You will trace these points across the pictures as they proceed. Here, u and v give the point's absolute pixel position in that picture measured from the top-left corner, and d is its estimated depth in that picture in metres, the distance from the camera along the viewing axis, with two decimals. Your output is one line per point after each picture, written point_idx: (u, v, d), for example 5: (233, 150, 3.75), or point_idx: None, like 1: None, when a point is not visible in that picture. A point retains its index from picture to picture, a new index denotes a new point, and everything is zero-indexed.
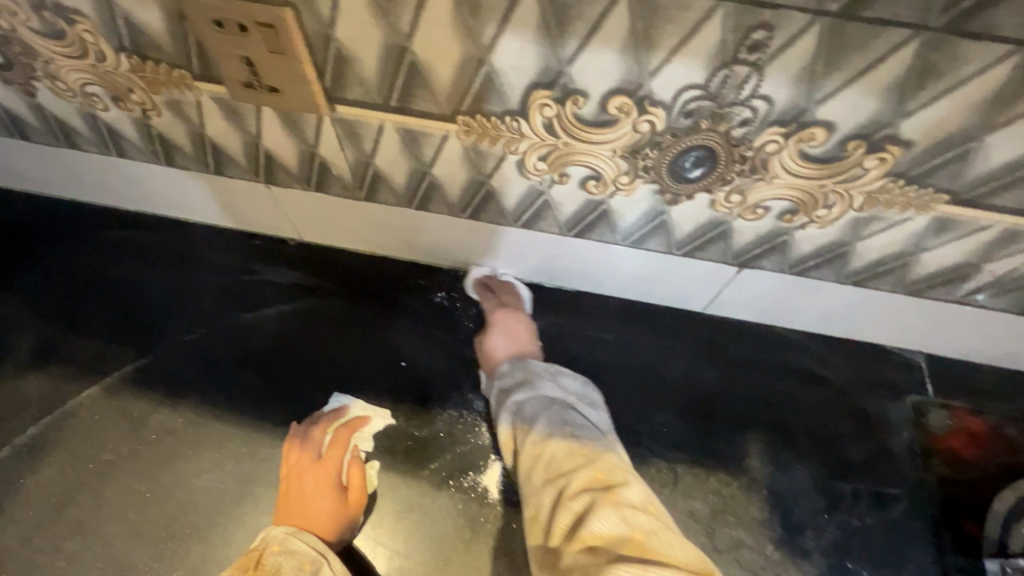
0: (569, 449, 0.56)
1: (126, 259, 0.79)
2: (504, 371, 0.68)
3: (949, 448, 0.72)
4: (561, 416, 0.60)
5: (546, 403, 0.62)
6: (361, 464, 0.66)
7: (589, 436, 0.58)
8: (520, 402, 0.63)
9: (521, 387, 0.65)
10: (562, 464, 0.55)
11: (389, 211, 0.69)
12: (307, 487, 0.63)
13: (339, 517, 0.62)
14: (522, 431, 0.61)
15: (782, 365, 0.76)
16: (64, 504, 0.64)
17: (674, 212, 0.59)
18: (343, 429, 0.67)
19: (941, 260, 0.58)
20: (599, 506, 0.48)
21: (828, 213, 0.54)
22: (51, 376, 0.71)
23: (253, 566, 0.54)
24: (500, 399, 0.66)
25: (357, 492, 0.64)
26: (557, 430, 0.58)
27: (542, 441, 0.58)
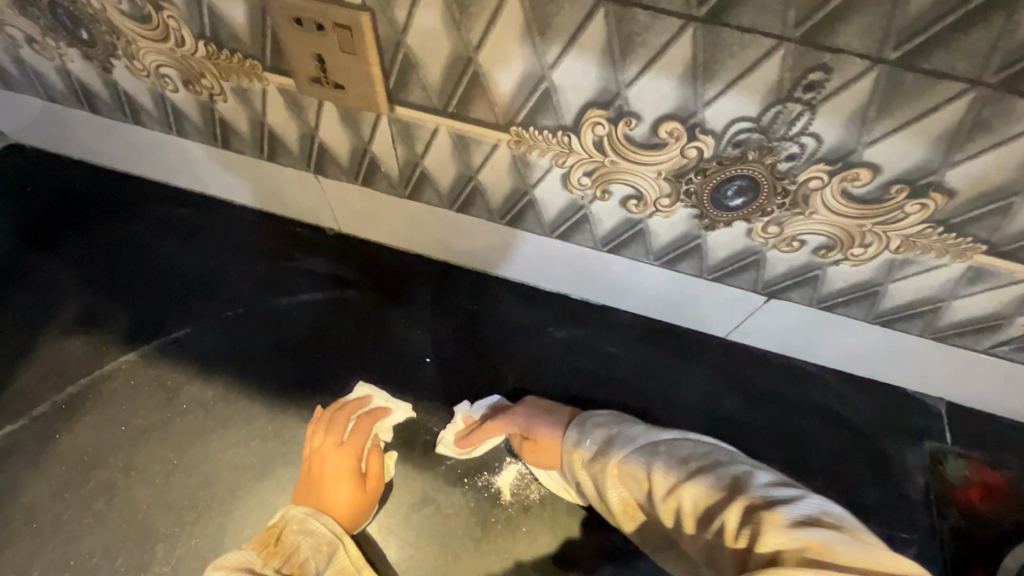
0: (702, 482, 0.51)
1: (173, 235, 0.82)
2: (577, 440, 0.63)
3: (965, 497, 0.71)
4: (672, 458, 0.56)
5: (646, 447, 0.58)
6: (380, 453, 0.68)
7: (709, 461, 0.54)
8: (622, 459, 0.58)
9: (613, 446, 0.60)
10: (705, 499, 0.50)
11: (430, 211, 0.71)
12: (328, 470, 0.64)
13: (356, 503, 0.64)
14: (641, 485, 0.56)
15: (800, 398, 0.77)
16: (96, 463, 0.66)
17: (709, 237, 0.60)
18: (367, 415, 0.69)
19: (972, 308, 0.58)
20: (764, 527, 0.43)
21: (864, 252, 0.55)
22: (94, 340, 0.74)
23: (273, 542, 0.58)
24: (595, 470, 0.60)
25: (375, 480, 0.66)
26: (679, 471, 0.54)
27: (670, 487, 0.53)
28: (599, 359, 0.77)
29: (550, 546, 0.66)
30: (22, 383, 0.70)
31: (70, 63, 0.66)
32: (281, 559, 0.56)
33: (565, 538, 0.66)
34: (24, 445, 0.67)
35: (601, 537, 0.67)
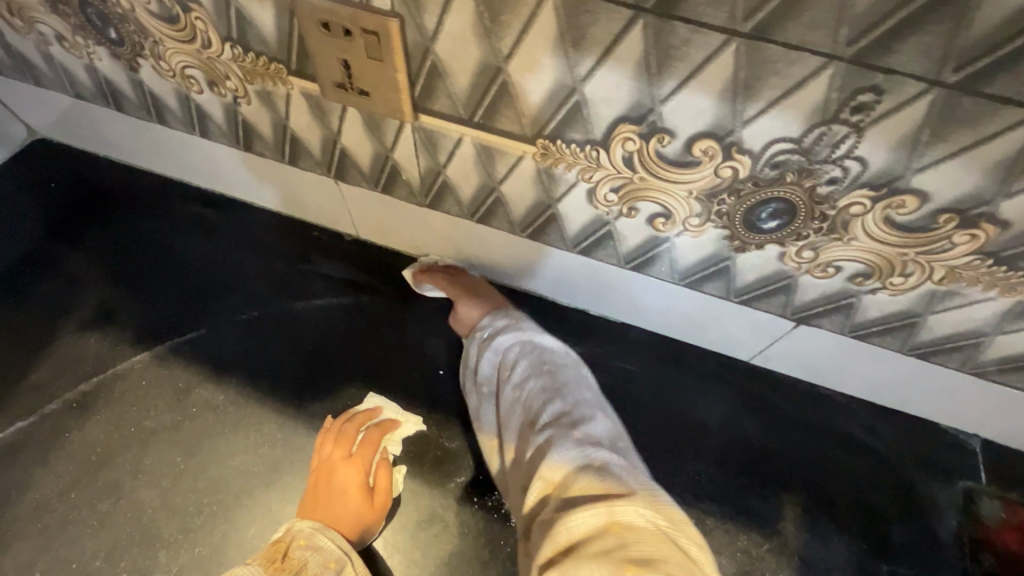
0: (547, 387, 0.59)
1: (192, 234, 0.82)
2: (485, 323, 0.68)
3: (1000, 541, 0.67)
4: (541, 359, 0.62)
5: (526, 344, 0.64)
6: (389, 466, 0.66)
7: (561, 371, 0.61)
8: (502, 348, 0.65)
9: (502, 332, 0.65)
10: (537, 404, 0.58)
11: (448, 219, 0.70)
12: (336, 484, 0.63)
13: (364, 518, 0.62)
14: (502, 375, 0.63)
15: (826, 428, 0.73)
16: (105, 463, 0.66)
17: (739, 259, 0.58)
18: (375, 427, 0.68)
19: (1018, 344, 0.55)
20: (562, 447, 0.52)
21: (904, 281, 0.52)
22: (109, 337, 0.74)
23: (279, 559, 0.56)
24: (479, 347, 0.66)
25: (383, 494, 0.64)
26: (534, 371, 0.60)
27: (519, 383, 0.60)
28: (617, 378, 0.75)
29: None
30: (36, 378, 0.70)
31: (99, 61, 0.66)
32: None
33: None
34: (35, 441, 0.66)
35: None
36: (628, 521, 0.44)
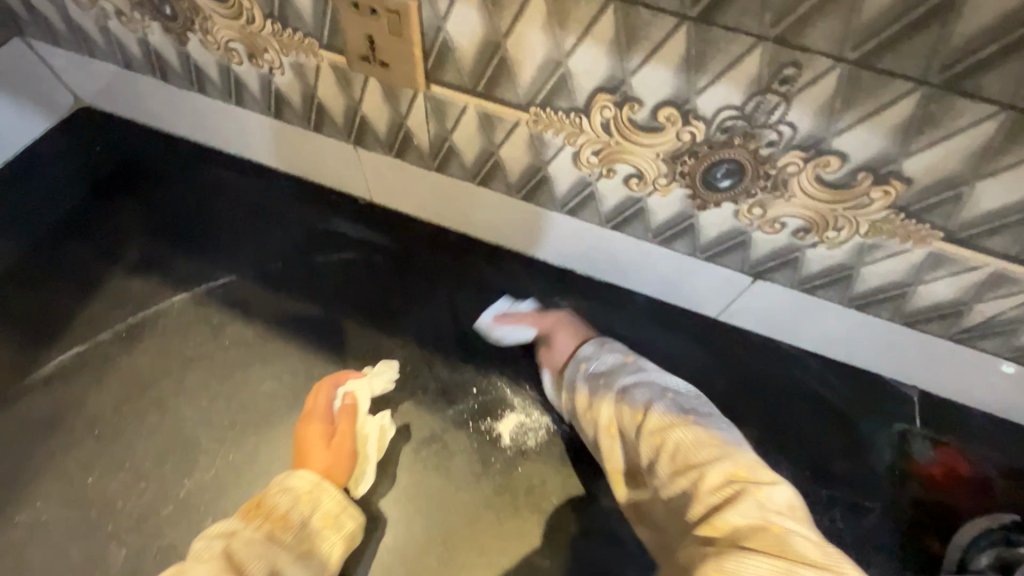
0: (697, 438, 0.60)
1: (225, 195, 0.92)
2: (589, 353, 0.73)
3: (928, 475, 0.76)
4: (673, 404, 0.65)
5: (652, 388, 0.68)
6: (355, 411, 0.73)
7: (701, 422, 0.63)
8: (628, 386, 0.68)
9: (624, 373, 0.69)
10: (692, 452, 0.59)
11: (454, 184, 0.80)
12: (306, 432, 0.70)
13: (334, 458, 0.69)
14: (631, 416, 0.65)
15: (782, 377, 0.83)
16: (150, 385, 0.74)
17: (701, 217, 0.67)
18: (336, 380, 0.74)
19: (937, 294, 0.64)
20: (745, 499, 0.52)
21: (837, 235, 0.62)
22: (153, 280, 0.83)
23: (255, 507, 0.61)
24: (593, 384, 0.70)
25: (349, 435, 0.71)
26: (675, 415, 0.63)
27: (662, 428, 0.62)
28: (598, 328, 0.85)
29: (541, 486, 0.73)
30: (89, 312, 0.80)
31: (151, 35, 0.76)
32: (262, 518, 0.60)
33: (555, 481, 0.73)
34: (87, 365, 0.75)
35: (587, 483, 0.73)
36: None
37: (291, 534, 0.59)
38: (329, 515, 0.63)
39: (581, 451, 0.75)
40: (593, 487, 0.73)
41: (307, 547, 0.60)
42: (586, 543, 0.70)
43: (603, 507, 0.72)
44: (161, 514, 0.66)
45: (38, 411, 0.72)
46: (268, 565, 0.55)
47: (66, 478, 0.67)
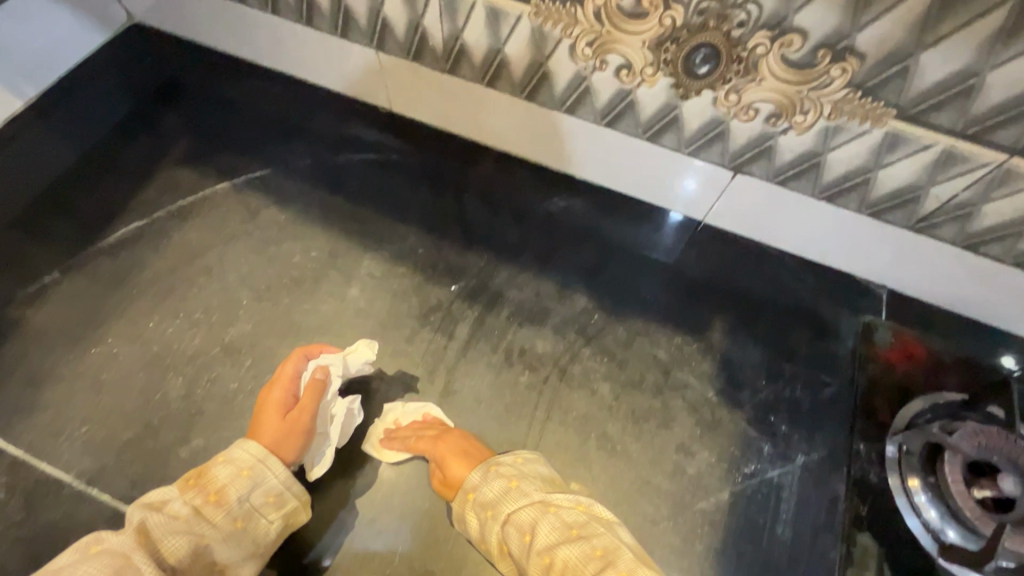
0: (579, 551, 0.61)
1: (261, 103, 1.02)
2: (476, 482, 0.68)
3: (886, 358, 0.83)
4: (555, 521, 0.64)
5: (533, 505, 0.66)
6: (324, 388, 0.73)
7: (584, 525, 0.64)
8: (513, 511, 0.66)
9: (507, 499, 0.67)
10: (579, 570, 0.60)
11: (465, 87, 0.88)
12: (267, 399, 0.71)
13: (288, 434, 0.69)
14: (521, 538, 0.65)
15: (759, 271, 0.90)
16: (198, 255, 0.86)
17: (684, 107, 0.74)
18: (309, 351, 0.75)
19: (896, 178, 0.71)
20: None
21: (804, 119, 0.69)
22: (200, 171, 0.95)
23: (196, 477, 0.63)
24: (482, 513, 0.67)
25: (308, 411, 0.71)
26: (555, 533, 0.63)
27: (548, 548, 0.62)
28: (592, 224, 0.93)
29: (532, 351, 0.82)
30: (146, 196, 0.92)
31: None
32: (199, 490, 0.62)
33: (544, 348, 0.82)
34: (146, 237, 0.87)
35: (574, 351, 0.82)
36: None
37: (223, 513, 0.61)
38: (271, 492, 0.65)
39: (570, 325, 0.84)
40: (577, 353, 0.82)
41: (241, 525, 0.62)
42: (570, 396, 0.79)
43: (586, 369, 0.81)
44: (209, 353, 0.78)
45: (108, 270, 0.84)
46: (192, 542, 0.58)
47: (132, 322, 0.80)
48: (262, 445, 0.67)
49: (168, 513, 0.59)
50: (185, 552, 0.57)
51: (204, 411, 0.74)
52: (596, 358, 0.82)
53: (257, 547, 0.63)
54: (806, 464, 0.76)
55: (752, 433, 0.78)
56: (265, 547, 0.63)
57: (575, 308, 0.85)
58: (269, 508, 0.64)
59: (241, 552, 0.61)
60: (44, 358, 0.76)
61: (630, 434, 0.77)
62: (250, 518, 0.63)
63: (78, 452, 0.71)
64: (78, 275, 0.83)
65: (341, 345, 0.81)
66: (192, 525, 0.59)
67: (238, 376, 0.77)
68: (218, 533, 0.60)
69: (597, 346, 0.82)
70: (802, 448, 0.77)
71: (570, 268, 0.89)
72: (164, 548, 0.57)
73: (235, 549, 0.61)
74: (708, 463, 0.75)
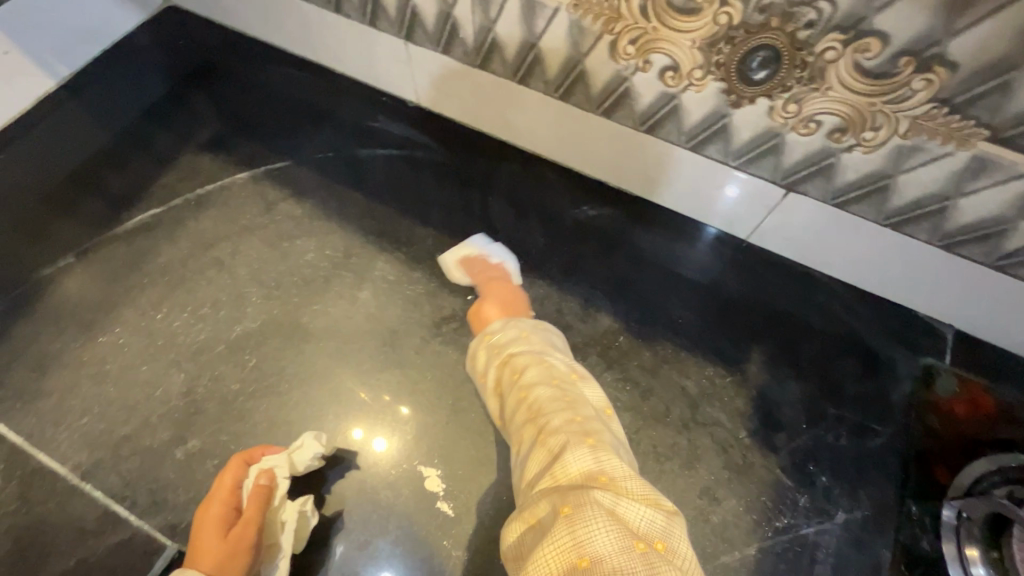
0: (552, 393, 0.58)
1: (288, 92, 0.99)
2: (496, 328, 0.69)
3: (947, 409, 0.74)
4: (546, 368, 0.62)
5: (533, 352, 0.64)
6: (271, 493, 0.65)
7: (568, 379, 0.61)
8: (515, 354, 0.64)
9: (513, 343, 0.66)
10: (546, 407, 0.57)
11: (495, 82, 0.82)
12: (206, 517, 0.63)
13: (233, 554, 0.61)
14: (508, 376, 0.63)
15: (806, 299, 0.82)
16: (212, 245, 0.84)
17: (735, 116, 0.67)
18: (250, 456, 0.67)
19: (979, 208, 0.61)
20: (580, 448, 0.52)
21: (874, 136, 0.60)
22: (221, 159, 0.92)
23: None
24: (490, 351, 0.66)
25: (254, 522, 0.63)
26: (541, 374, 0.61)
27: (527, 386, 0.60)
28: (623, 236, 0.86)
29: None
30: (166, 181, 0.90)
31: None
32: None
33: None
34: (161, 224, 0.85)
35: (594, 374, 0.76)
36: (631, 518, 0.46)
37: None
38: None
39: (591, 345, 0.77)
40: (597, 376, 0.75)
41: None
42: None
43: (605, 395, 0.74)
44: (214, 350, 0.75)
45: (122, 256, 0.82)
46: None
47: (140, 311, 0.78)
48: (204, 571, 0.59)
49: None
50: None
51: (202, 410, 0.72)
52: (617, 384, 0.75)
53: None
54: (847, 523, 0.68)
55: (787, 482, 0.69)
56: None
57: (598, 327, 0.79)
58: None
59: None
60: (51, 343, 0.75)
61: (648, 472, 0.70)
62: None
63: (75, 444, 0.69)
64: (93, 260, 0.82)
65: (347, 350, 0.77)
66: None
67: (240, 376, 0.74)
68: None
69: (619, 369, 0.76)
70: (843, 504, 0.69)
71: (595, 282, 0.83)
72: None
73: None
74: (734, 512, 0.68)
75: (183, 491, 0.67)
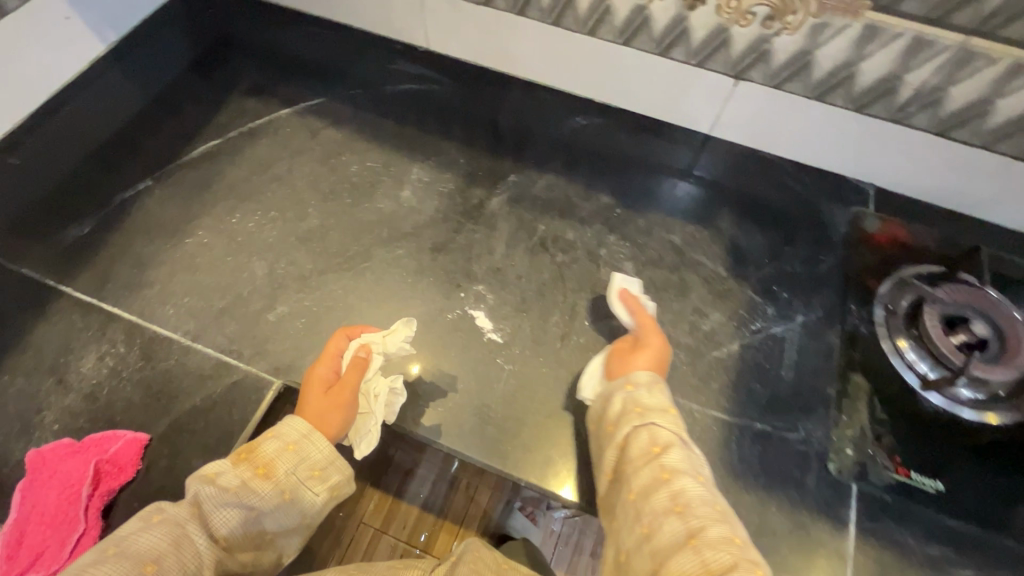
0: (700, 493, 0.62)
1: (312, 46, 1.15)
2: (640, 381, 0.74)
3: (874, 240, 0.95)
4: (690, 458, 0.66)
5: (677, 436, 0.68)
6: (366, 365, 0.77)
7: (710, 483, 0.65)
8: (656, 424, 0.69)
9: (661, 414, 0.70)
10: (692, 503, 0.61)
11: (499, 18, 1.00)
12: (312, 374, 0.76)
13: (331, 410, 0.73)
14: (646, 447, 0.67)
15: (761, 174, 1.02)
16: (271, 165, 0.99)
17: (693, 18, 0.87)
18: (352, 331, 0.80)
19: (876, 69, 0.83)
20: (738, 564, 0.55)
21: (795, 20, 0.81)
22: (266, 100, 1.08)
23: (245, 452, 0.67)
24: (627, 403, 0.72)
25: (349, 387, 0.75)
26: (689, 468, 0.65)
27: (671, 468, 0.64)
28: (613, 138, 1.05)
29: (563, 237, 0.94)
30: (220, 121, 1.05)
31: None
32: (249, 462, 0.65)
33: (575, 234, 0.94)
34: (224, 151, 1.00)
35: (601, 236, 0.94)
36: None
37: (270, 485, 0.65)
38: (316, 466, 0.68)
39: (595, 217, 0.96)
40: (604, 238, 0.94)
41: (288, 497, 0.66)
42: (597, 270, 0.90)
43: (611, 251, 0.93)
44: (287, 241, 0.91)
45: (192, 179, 0.97)
46: (243, 511, 0.62)
47: (218, 217, 0.93)
48: (307, 419, 0.72)
49: (220, 486, 0.63)
50: (235, 524, 0.62)
51: (286, 286, 0.86)
52: (621, 242, 0.94)
53: (305, 517, 0.67)
54: (805, 322, 0.88)
55: (757, 299, 0.89)
56: (308, 519, 0.68)
57: (599, 204, 0.98)
58: (314, 481, 0.68)
59: (290, 522, 0.66)
60: (147, 245, 0.89)
61: (651, 300, 0.88)
62: (297, 491, 0.66)
63: (183, 317, 0.83)
64: (168, 183, 0.96)
65: (397, 235, 0.93)
66: (243, 497, 0.63)
67: (313, 258, 0.89)
68: (267, 505, 0.64)
69: (620, 231, 0.95)
70: (801, 310, 0.89)
71: (594, 173, 1.02)
72: (216, 520, 0.61)
73: (282, 519, 0.65)
74: (719, 321, 0.87)
75: (281, 343, 0.82)
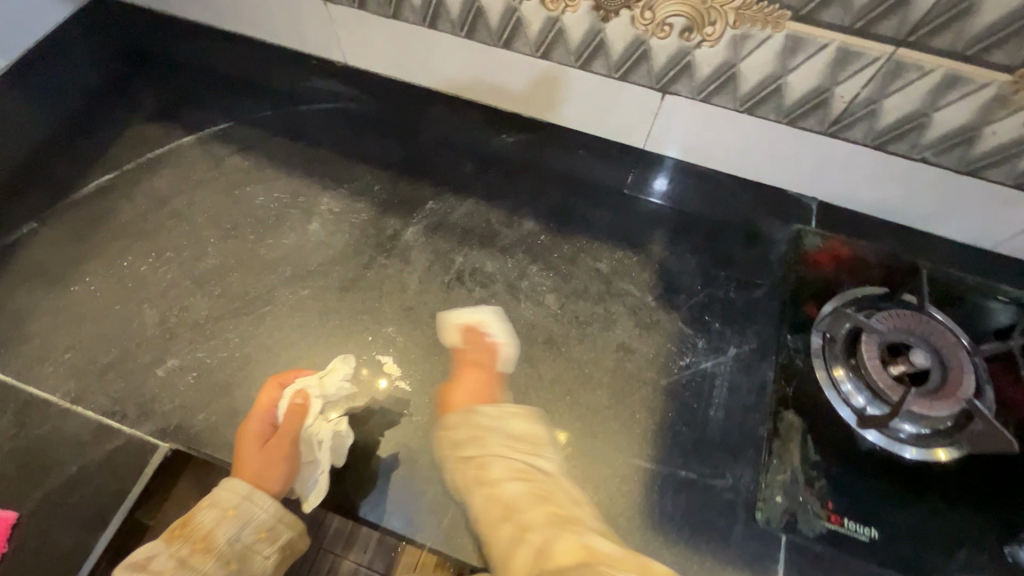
0: (530, 488, 0.68)
1: (220, 62, 1.07)
2: (457, 423, 0.72)
3: (814, 261, 0.88)
4: (517, 464, 0.70)
5: (499, 453, 0.71)
6: (304, 412, 0.74)
7: (541, 474, 0.69)
8: (480, 453, 0.71)
9: (464, 442, 0.71)
10: (525, 504, 0.67)
11: (410, 31, 0.93)
12: (246, 430, 0.72)
13: (269, 464, 0.71)
14: (483, 473, 0.70)
15: (697, 191, 0.96)
16: (169, 199, 0.92)
17: (608, 30, 0.80)
18: (285, 377, 0.75)
19: (805, 81, 0.76)
20: (565, 534, 0.61)
21: (714, 31, 0.75)
22: (168, 126, 1.00)
23: (181, 527, 0.68)
24: (450, 448, 0.72)
25: (288, 437, 0.73)
26: (514, 470, 0.70)
27: (496, 481, 0.69)
28: (539, 156, 0.99)
29: (481, 269, 0.87)
30: (117, 150, 0.97)
31: None
32: (184, 539, 0.67)
33: (495, 266, 0.88)
34: (118, 185, 0.93)
35: (523, 267, 0.88)
36: None
37: (212, 557, 0.66)
38: (261, 527, 0.69)
39: (517, 245, 0.90)
40: (525, 269, 0.88)
41: (235, 565, 0.66)
42: (516, 305, 0.84)
43: (533, 282, 0.87)
44: (182, 285, 0.84)
45: (81, 218, 0.90)
46: None
47: (108, 261, 0.86)
48: (246, 479, 0.70)
49: (156, 568, 0.64)
50: None
51: (179, 335, 0.80)
52: (543, 273, 0.87)
53: None
54: (737, 354, 0.82)
55: (688, 331, 0.84)
56: None
57: (522, 230, 0.91)
58: (262, 543, 0.69)
59: None
60: (27, 295, 0.82)
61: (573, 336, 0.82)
62: (244, 556, 0.67)
63: (62, 375, 0.77)
64: (55, 224, 0.89)
65: (302, 273, 0.86)
66: None
67: (209, 303, 0.83)
68: None
69: (543, 260, 0.89)
70: (734, 341, 0.84)
71: (518, 196, 0.95)
72: None
73: None
74: (645, 357, 0.81)
75: (168, 401, 0.75)
